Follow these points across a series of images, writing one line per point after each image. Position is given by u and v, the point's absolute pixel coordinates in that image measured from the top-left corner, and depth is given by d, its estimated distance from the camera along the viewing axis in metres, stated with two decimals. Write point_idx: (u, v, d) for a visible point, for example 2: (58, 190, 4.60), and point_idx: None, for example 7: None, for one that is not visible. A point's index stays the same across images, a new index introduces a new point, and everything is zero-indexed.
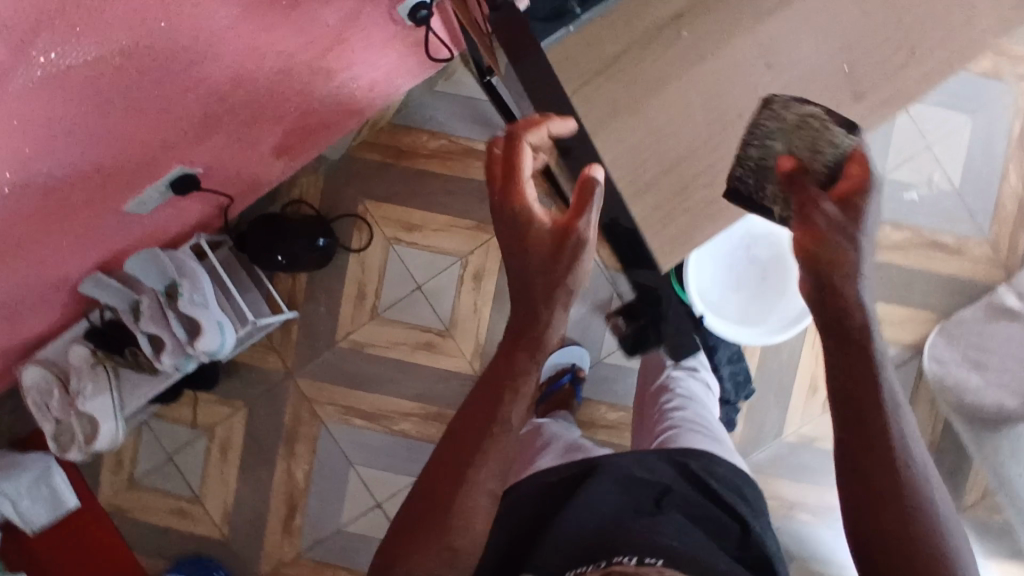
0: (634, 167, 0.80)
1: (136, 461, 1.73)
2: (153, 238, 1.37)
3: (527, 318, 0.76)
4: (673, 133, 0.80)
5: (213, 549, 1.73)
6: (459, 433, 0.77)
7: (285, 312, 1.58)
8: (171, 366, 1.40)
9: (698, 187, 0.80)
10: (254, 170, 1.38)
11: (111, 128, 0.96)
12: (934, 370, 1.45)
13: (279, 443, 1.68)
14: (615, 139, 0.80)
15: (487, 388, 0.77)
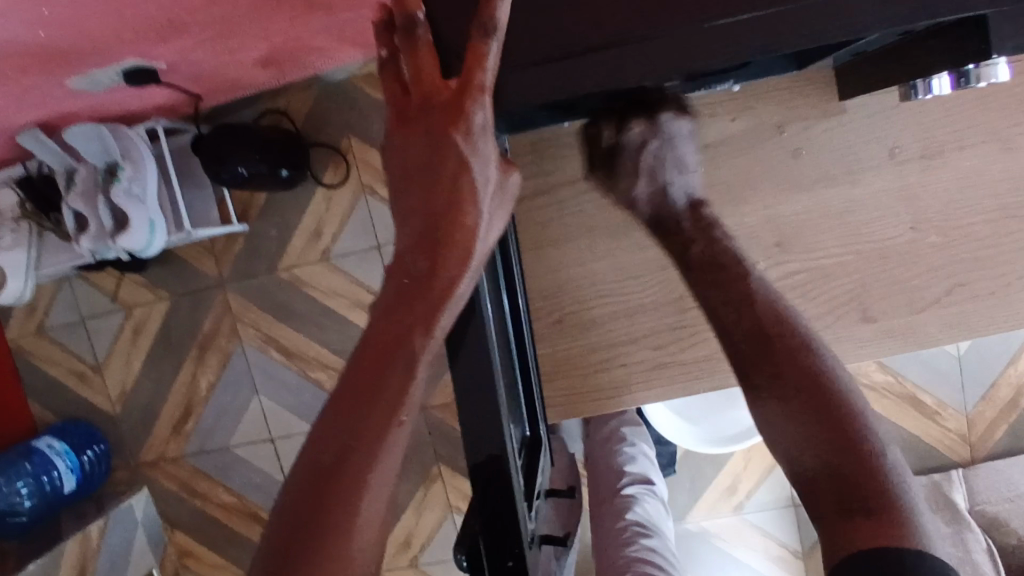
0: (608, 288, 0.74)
1: (47, 312, 1.65)
2: (103, 111, 1.24)
3: (431, 231, 0.50)
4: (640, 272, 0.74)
5: (101, 422, 1.67)
6: (358, 364, 0.50)
7: (234, 223, 1.48)
8: (88, 250, 1.28)
9: None
10: (233, 75, 1.21)
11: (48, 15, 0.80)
12: None
13: (192, 345, 1.60)
14: (568, 272, 0.75)
15: (400, 305, 0.50)
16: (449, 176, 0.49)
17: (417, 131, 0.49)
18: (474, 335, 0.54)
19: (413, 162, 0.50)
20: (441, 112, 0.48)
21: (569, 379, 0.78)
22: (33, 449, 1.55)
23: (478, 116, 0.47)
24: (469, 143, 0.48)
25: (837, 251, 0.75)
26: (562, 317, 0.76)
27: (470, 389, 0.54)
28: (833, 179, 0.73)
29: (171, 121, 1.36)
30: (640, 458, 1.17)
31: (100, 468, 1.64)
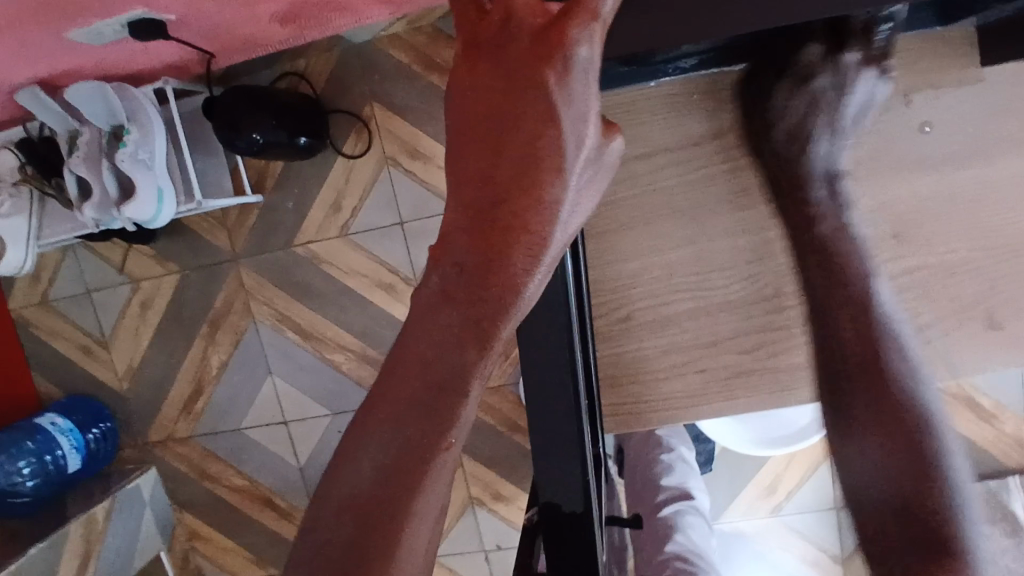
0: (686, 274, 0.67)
1: (53, 283, 1.57)
2: (108, 68, 1.14)
3: (506, 197, 0.37)
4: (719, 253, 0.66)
5: (108, 398, 1.60)
6: (392, 377, 0.38)
7: (247, 195, 1.39)
8: (92, 220, 1.19)
9: None
10: (249, 32, 1.11)
11: None
12: None
13: (203, 322, 1.52)
14: (641, 261, 0.67)
15: (455, 289, 0.37)
16: (531, 130, 0.37)
17: (494, 68, 0.37)
18: (546, 314, 0.43)
19: (483, 108, 0.38)
20: (532, 45, 0.36)
21: (632, 386, 0.70)
22: (37, 427, 1.48)
23: (581, 55, 0.36)
24: (563, 89, 0.36)
25: (962, 249, 0.65)
26: (630, 314, 0.68)
27: (543, 377, 0.43)
28: (962, 162, 0.63)
29: (182, 81, 1.26)
30: (679, 465, 1.07)
31: (108, 447, 1.57)
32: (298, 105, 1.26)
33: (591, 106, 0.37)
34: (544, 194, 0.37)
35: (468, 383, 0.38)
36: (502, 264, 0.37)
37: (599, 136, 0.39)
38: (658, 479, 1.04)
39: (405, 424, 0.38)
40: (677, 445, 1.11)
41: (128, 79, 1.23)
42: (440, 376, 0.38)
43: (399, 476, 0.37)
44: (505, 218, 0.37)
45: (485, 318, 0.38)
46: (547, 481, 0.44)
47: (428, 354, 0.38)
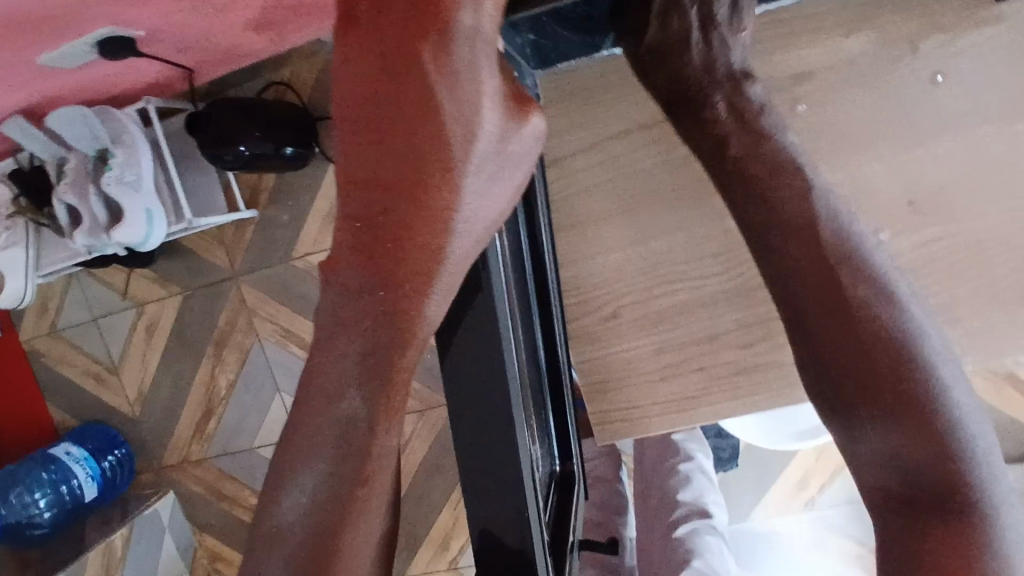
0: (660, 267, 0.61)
1: (60, 311, 1.56)
2: (89, 91, 1.12)
3: (412, 193, 0.42)
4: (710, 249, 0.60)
5: (120, 424, 1.58)
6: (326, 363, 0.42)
7: (242, 211, 1.36)
8: (84, 246, 1.16)
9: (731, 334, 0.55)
10: (225, 41, 1.08)
11: None
12: None
13: (209, 342, 1.49)
14: (624, 253, 0.61)
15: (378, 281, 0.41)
16: (421, 123, 0.42)
17: (372, 63, 0.42)
18: (480, 326, 0.41)
19: (372, 105, 0.42)
20: (409, 34, 0.41)
21: (626, 392, 0.64)
22: (52, 457, 1.47)
23: (463, 27, 0.41)
24: (446, 78, 0.42)
25: (992, 213, 0.58)
26: (618, 311, 0.62)
27: (477, 398, 0.40)
28: (986, 115, 0.56)
29: (166, 99, 1.23)
30: (696, 477, 1.01)
31: (124, 473, 1.56)
32: (284, 114, 1.23)
33: (480, 93, 0.43)
34: (442, 191, 0.43)
35: (388, 386, 0.41)
36: (408, 260, 0.41)
37: (499, 118, 0.44)
38: (674, 494, 0.97)
39: (331, 434, 0.41)
40: (695, 452, 1.05)
41: (111, 101, 1.21)
42: (358, 387, 0.41)
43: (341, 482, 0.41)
44: (406, 218, 0.42)
45: (398, 321, 0.41)
46: (486, 513, 0.40)
47: (343, 366, 0.41)
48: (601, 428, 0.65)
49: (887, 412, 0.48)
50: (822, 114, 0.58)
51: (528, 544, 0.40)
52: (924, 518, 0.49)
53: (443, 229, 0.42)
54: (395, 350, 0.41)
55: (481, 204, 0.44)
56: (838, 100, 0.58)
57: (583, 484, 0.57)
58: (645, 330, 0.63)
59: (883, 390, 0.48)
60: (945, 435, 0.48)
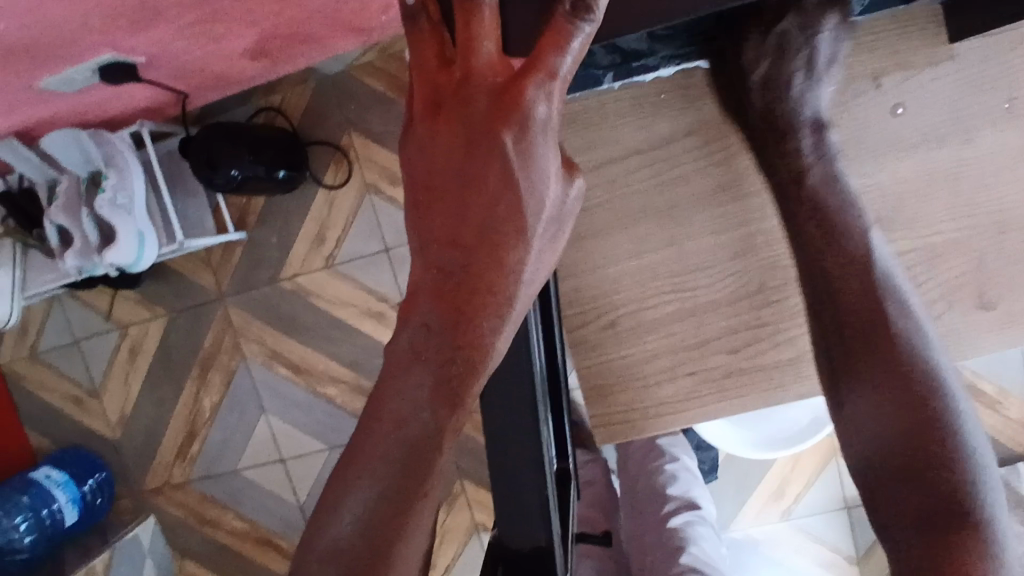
0: (651, 279, 0.66)
1: (39, 335, 1.54)
2: (83, 115, 1.13)
3: (483, 256, 0.41)
4: (697, 262, 0.65)
5: (101, 449, 1.56)
6: (389, 398, 0.41)
7: (232, 233, 1.38)
8: (75, 268, 1.17)
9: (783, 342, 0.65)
10: (221, 68, 1.11)
11: (17, 9, 0.70)
12: None
13: (194, 364, 1.50)
14: (620, 267, 0.66)
15: (448, 333, 0.40)
16: (496, 190, 0.40)
17: (455, 129, 0.40)
18: (515, 354, 0.43)
19: (449, 168, 0.41)
20: (494, 108, 0.39)
21: (623, 394, 0.68)
22: (29, 482, 1.44)
23: (540, 113, 0.39)
24: (523, 148, 0.40)
25: (948, 228, 0.65)
26: (616, 320, 0.67)
27: (513, 412, 0.43)
28: (940, 142, 0.63)
29: (158, 124, 1.25)
30: (683, 474, 1.04)
31: (104, 498, 1.53)
32: (276, 139, 1.26)
33: (549, 165, 0.41)
34: (507, 253, 0.41)
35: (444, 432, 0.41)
36: (472, 316, 0.40)
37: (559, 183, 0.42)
38: (663, 489, 1.01)
39: (385, 478, 0.40)
40: (681, 455, 1.08)
41: (103, 125, 1.22)
42: (416, 430, 0.40)
43: (393, 499, 0.41)
44: (475, 277, 0.41)
45: (458, 368, 0.40)
46: (509, 510, 0.43)
47: (403, 412, 0.41)
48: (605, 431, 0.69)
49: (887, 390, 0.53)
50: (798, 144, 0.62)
51: (549, 543, 0.43)
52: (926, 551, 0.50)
53: (507, 286, 0.41)
54: (454, 399, 0.41)
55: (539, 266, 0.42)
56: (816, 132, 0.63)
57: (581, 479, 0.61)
58: (635, 338, 0.67)
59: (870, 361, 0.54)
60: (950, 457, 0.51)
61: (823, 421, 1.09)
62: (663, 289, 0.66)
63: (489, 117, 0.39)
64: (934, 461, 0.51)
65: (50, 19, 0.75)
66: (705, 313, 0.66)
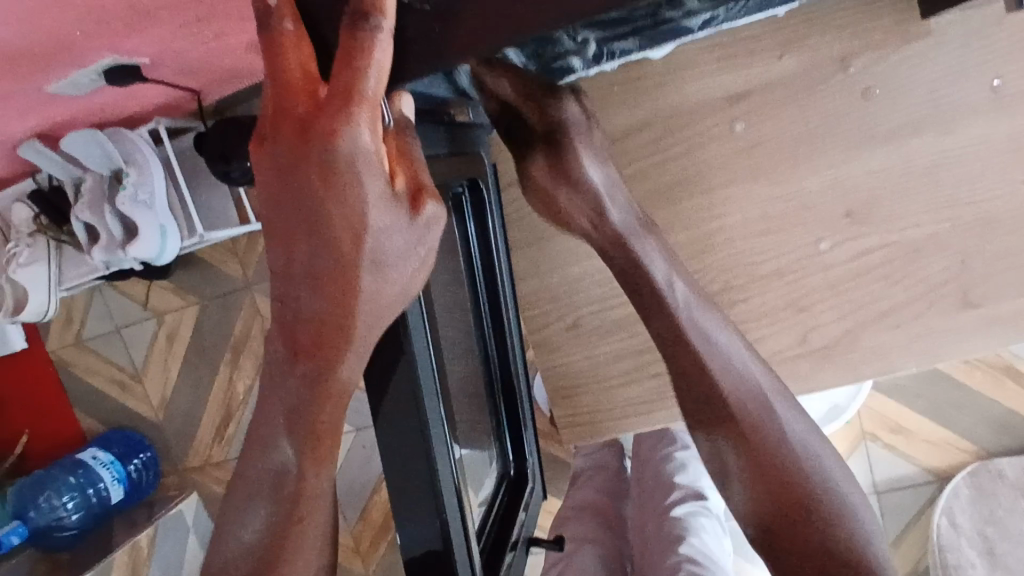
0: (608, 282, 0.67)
1: (85, 323, 1.63)
2: (102, 114, 1.17)
3: (319, 293, 0.36)
4: None
5: (145, 430, 1.65)
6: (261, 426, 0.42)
7: (252, 223, 1.41)
8: (102, 262, 1.22)
9: None
10: (227, 62, 1.13)
11: (6, 21, 0.72)
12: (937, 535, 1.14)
13: (225, 350, 1.55)
14: (579, 268, 0.68)
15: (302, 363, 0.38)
16: (318, 232, 0.35)
17: (266, 163, 0.34)
18: (401, 383, 0.43)
19: (269, 207, 0.36)
20: (295, 141, 0.33)
21: (589, 394, 0.71)
22: (79, 462, 1.53)
23: (347, 147, 0.33)
24: (333, 188, 0.34)
25: None
26: (577, 321, 0.69)
27: (403, 440, 0.44)
28: None
29: (175, 119, 1.29)
30: (692, 464, 1.02)
31: (149, 476, 1.62)
32: None
33: (375, 195, 0.34)
34: (345, 294, 0.36)
35: (308, 466, 0.42)
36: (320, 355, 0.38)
37: (398, 218, 0.36)
38: (670, 479, 1.00)
39: (262, 497, 0.43)
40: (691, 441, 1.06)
41: (123, 122, 1.26)
42: (280, 460, 0.42)
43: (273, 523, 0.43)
44: (320, 317, 0.37)
45: (313, 406, 0.40)
46: (413, 532, 0.45)
47: (271, 439, 0.42)
48: (568, 430, 0.72)
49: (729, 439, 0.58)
50: (758, 135, 0.72)
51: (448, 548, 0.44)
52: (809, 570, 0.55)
53: (354, 323, 0.37)
54: (315, 431, 0.41)
55: (392, 299, 0.38)
56: (777, 113, 0.71)
57: (538, 478, 0.63)
58: (595, 340, 0.69)
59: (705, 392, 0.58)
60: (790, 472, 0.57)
61: (839, 411, 1.06)
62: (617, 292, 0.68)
63: (288, 151, 0.33)
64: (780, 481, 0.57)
65: (43, 28, 0.77)
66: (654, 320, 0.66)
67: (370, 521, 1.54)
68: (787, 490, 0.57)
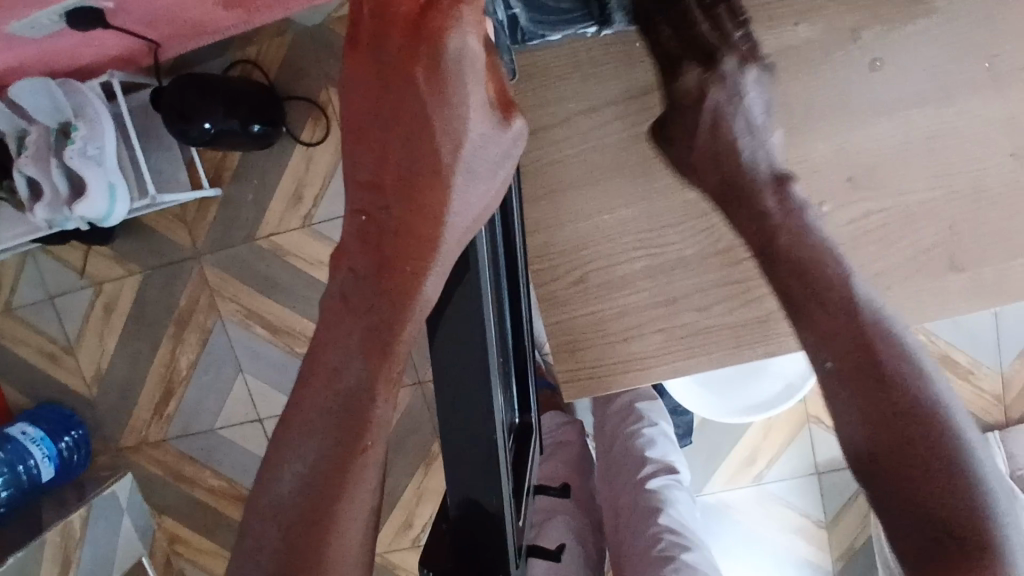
0: (617, 236, 0.66)
1: (12, 290, 1.51)
2: (52, 62, 1.09)
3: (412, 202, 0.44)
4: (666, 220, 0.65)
5: (77, 406, 1.55)
6: (326, 333, 0.45)
7: (206, 189, 1.35)
8: (44, 220, 1.13)
9: (740, 310, 0.66)
10: (193, 15, 1.08)
11: None
12: None
13: (169, 322, 1.48)
14: (590, 222, 0.66)
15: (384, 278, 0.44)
16: (423, 131, 0.44)
17: (368, 62, 0.44)
18: (461, 308, 0.45)
19: (365, 102, 0.45)
20: (404, 39, 0.42)
21: (593, 349, 0.69)
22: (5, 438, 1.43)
23: (454, 44, 0.41)
24: (435, 83, 0.43)
25: None
26: (585, 275, 0.67)
27: (454, 363, 0.45)
28: None
29: (129, 74, 1.22)
30: (660, 440, 1.05)
31: (81, 454, 1.52)
32: (250, 92, 1.22)
33: (471, 100, 0.43)
34: (434, 200, 0.44)
35: (379, 384, 0.44)
36: (400, 264, 0.44)
37: (492, 125, 0.45)
38: (641, 451, 1.02)
39: (323, 430, 0.44)
40: (657, 419, 1.09)
41: (73, 73, 1.18)
42: (346, 384, 0.44)
43: (323, 472, 0.44)
44: (397, 221, 0.45)
45: (390, 314, 0.44)
46: (459, 455, 0.47)
47: (336, 360, 0.44)
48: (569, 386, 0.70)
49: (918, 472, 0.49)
50: None
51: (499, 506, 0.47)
52: (927, 553, 0.48)
53: (437, 234, 0.44)
54: (384, 348, 0.44)
55: (472, 218, 0.46)
56: None
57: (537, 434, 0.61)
58: (602, 293, 0.68)
59: (889, 429, 0.50)
60: (960, 473, 0.48)
61: (795, 388, 1.10)
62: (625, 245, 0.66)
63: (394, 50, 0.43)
64: (937, 492, 0.48)
65: None
66: (667, 276, 0.66)
67: None
68: (937, 509, 0.48)
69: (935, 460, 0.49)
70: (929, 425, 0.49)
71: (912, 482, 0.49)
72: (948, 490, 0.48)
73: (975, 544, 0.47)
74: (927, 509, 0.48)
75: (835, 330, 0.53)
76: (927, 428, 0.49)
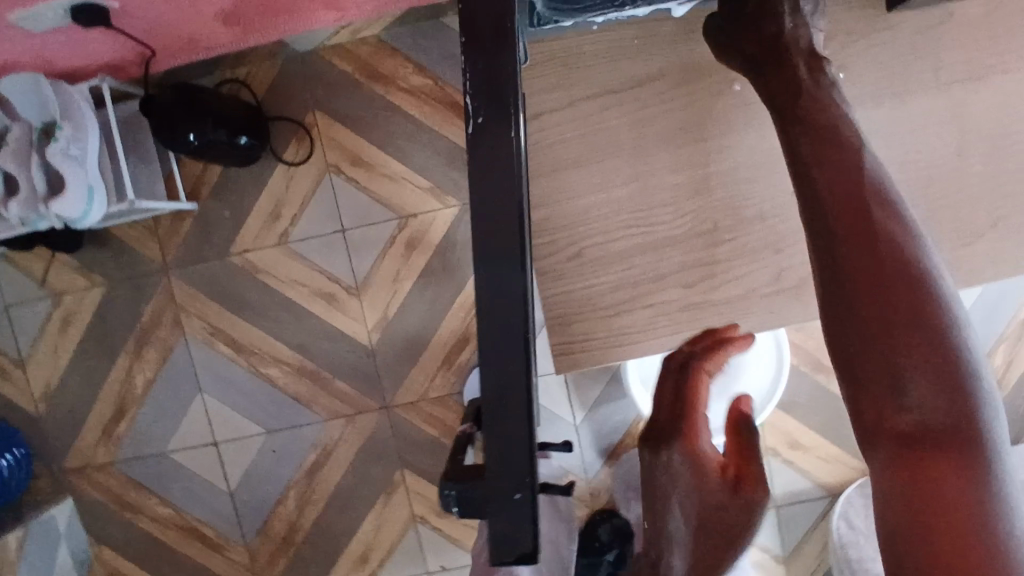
0: (611, 215, 0.74)
1: None
2: (45, 62, 1.11)
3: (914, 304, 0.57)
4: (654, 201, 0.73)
5: (20, 424, 1.47)
6: (896, 414, 0.56)
7: (182, 203, 1.35)
8: (18, 218, 1.13)
9: (714, 292, 0.74)
10: (192, 28, 1.11)
11: None
12: (841, 531, 1.19)
13: (130, 338, 1.44)
14: (587, 200, 0.74)
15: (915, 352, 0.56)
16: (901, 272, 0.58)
17: (862, 248, 0.59)
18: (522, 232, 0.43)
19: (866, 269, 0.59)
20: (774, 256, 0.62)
21: (584, 322, 0.75)
22: None
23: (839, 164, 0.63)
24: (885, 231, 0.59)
25: None
26: (581, 251, 0.74)
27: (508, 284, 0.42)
28: None
29: (118, 83, 1.24)
30: None
31: (20, 476, 1.43)
32: (239, 108, 1.25)
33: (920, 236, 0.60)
34: (926, 306, 0.57)
35: (939, 430, 0.55)
36: (951, 405, 0.55)
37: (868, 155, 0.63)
38: None
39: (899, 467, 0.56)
40: None
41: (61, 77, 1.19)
42: (934, 447, 0.55)
43: (912, 495, 0.54)
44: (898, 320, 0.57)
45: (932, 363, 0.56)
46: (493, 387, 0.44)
47: (936, 423, 0.55)
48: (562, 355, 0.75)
49: (914, 355, 0.56)
50: None
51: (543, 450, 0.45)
52: (922, 438, 0.55)
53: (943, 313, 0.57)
54: (941, 406, 0.55)
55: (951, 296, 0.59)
56: None
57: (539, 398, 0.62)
58: (594, 268, 0.74)
59: (896, 309, 0.57)
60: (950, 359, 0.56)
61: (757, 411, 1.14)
62: (618, 222, 0.74)
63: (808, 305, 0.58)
64: (929, 377, 0.56)
65: None
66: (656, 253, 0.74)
67: (272, 535, 1.44)
68: (933, 402, 0.55)
69: (922, 349, 0.56)
70: (933, 311, 0.57)
71: (908, 399, 0.56)
72: (940, 374, 0.56)
73: (950, 430, 0.55)
74: (920, 397, 0.56)
75: (849, 211, 0.61)
76: (921, 310, 0.57)
